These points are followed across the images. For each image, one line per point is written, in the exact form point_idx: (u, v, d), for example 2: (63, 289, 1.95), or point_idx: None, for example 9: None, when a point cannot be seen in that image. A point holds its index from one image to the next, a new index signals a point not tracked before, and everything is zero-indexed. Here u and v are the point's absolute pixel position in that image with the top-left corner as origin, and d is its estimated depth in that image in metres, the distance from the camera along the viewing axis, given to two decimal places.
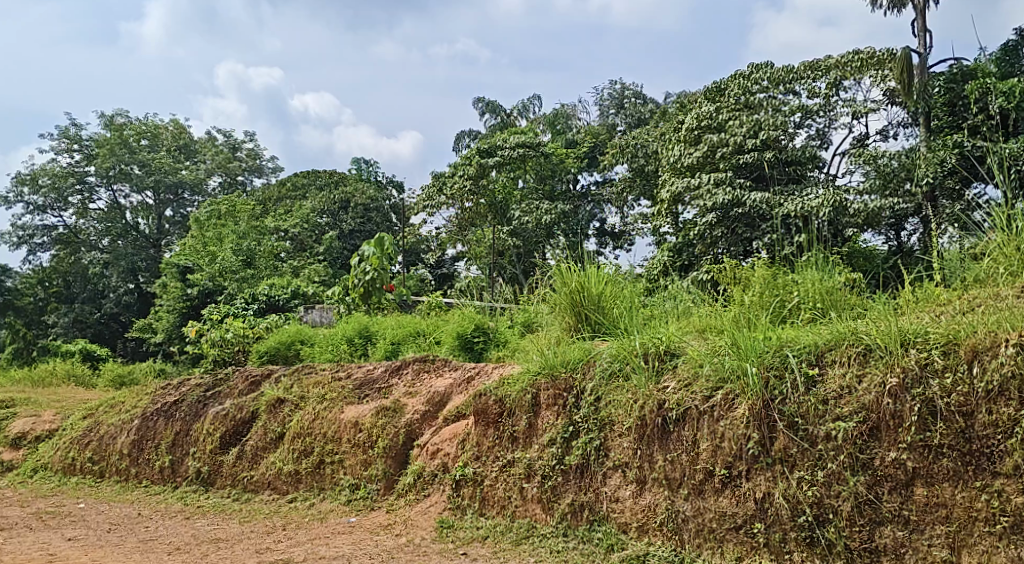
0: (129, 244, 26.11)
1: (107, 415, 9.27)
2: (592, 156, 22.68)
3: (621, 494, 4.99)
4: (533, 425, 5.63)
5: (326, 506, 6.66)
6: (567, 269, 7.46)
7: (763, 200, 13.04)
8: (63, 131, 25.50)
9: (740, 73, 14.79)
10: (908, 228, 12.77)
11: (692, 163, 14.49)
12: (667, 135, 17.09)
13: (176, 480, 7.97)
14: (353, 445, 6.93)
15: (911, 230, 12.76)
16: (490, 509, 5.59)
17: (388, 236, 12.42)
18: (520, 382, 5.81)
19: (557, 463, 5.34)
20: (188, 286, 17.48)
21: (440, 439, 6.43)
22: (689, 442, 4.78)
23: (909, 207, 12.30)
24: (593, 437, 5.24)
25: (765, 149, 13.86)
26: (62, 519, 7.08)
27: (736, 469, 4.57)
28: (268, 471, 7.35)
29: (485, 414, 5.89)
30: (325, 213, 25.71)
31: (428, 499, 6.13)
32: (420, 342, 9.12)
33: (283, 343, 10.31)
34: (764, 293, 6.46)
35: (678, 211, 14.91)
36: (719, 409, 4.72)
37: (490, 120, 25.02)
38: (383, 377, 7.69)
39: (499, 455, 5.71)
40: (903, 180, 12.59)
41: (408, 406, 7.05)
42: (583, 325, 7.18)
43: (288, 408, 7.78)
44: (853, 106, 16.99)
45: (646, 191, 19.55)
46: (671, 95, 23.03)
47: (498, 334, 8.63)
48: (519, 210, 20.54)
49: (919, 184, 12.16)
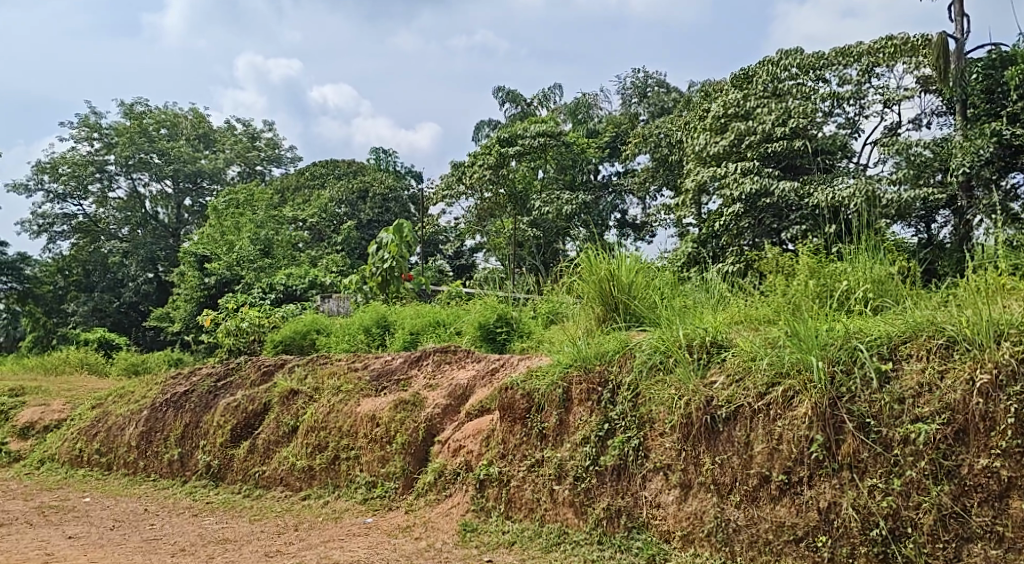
0: (149, 233, 25.88)
1: (116, 405, 8.93)
2: (613, 146, 22.25)
3: (663, 499, 4.53)
4: (564, 422, 5.19)
5: (341, 505, 6.25)
6: (595, 256, 7.03)
7: (792, 189, 12.49)
8: (82, 119, 25.30)
9: (768, 59, 14.22)
10: (939, 221, 12.10)
11: (718, 153, 13.90)
12: (692, 124, 16.54)
13: (185, 474, 7.60)
14: (370, 440, 6.53)
15: (942, 222, 12.13)
16: (517, 512, 5.16)
17: (406, 223, 11.89)
18: (551, 374, 5.37)
19: (591, 464, 4.88)
20: (205, 274, 17.17)
21: (463, 436, 5.99)
22: (741, 444, 4.32)
23: (943, 198, 11.56)
24: (632, 436, 4.78)
25: (794, 138, 13.28)
26: (64, 515, 6.72)
27: (796, 475, 4.10)
28: (280, 466, 6.95)
29: (512, 410, 5.45)
30: (343, 203, 25.05)
31: (450, 499, 5.70)
32: (440, 332, 8.67)
33: (299, 332, 9.92)
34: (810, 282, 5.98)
35: (703, 201, 14.39)
36: (776, 407, 4.25)
37: (510, 109, 24.55)
38: (402, 367, 7.27)
39: (527, 454, 5.27)
40: (936, 170, 11.97)
41: (429, 399, 6.63)
42: (613, 315, 6.72)
43: (302, 400, 7.38)
44: (885, 93, 16.35)
45: (669, 181, 19.15)
46: (695, 84, 22.46)
47: (521, 325, 8.20)
48: (539, 200, 20.19)
49: (955, 173, 11.52)
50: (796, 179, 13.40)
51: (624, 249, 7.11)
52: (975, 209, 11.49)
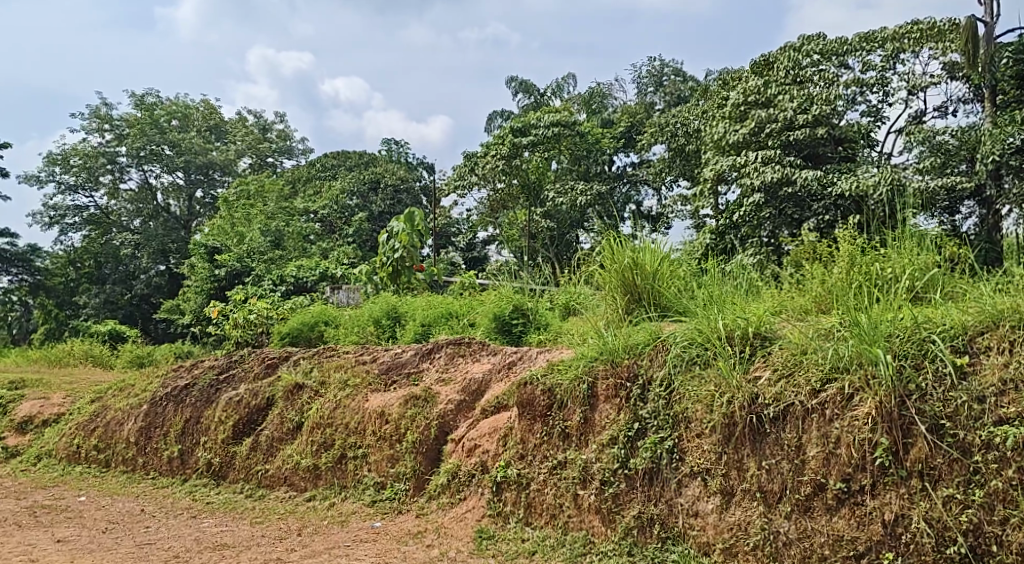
0: (160, 225, 25.54)
1: (115, 399, 8.53)
2: (629, 136, 21.63)
3: (702, 508, 4.08)
4: (589, 420, 4.75)
5: (347, 507, 5.84)
6: (616, 244, 6.57)
7: (814, 178, 11.96)
8: (93, 110, 24.92)
9: (790, 44, 13.63)
10: (963, 212, 11.55)
11: (737, 141, 13.31)
12: (711, 112, 16.02)
13: (184, 473, 7.21)
14: (378, 438, 6.11)
15: (966, 213, 11.52)
16: (537, 519, 4.75)
17: (418, 212, 11.44)
18: (575, 369, 4.92)
19: (620, 467, 4.44)
20: (215, 266, 16.74)
21: (478, 434, 5.57)
22: (792, 447, 3.86)
23: (971, 187, 10.98)
24: (666, 437, 4.33)
25: (817, 126, 12.73)
26: (56, 516, 6.34)
27: (857, 484, 3.66)
28: (284, 465, 6.55)
29: (532, 406, 5.01)
30: (355, 194, 24.53)
31: (464, 502, 5.29)
32: (453, 324, 8.23)
33: (306, 324, 9.51)
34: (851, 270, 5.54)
35: (721, 192, 13.80)
36: (833, 407, 3.79)
37: (524, 100, 24.06)
38: (413, 360, 6.84)
39: (548, 455, 4.85)
40: (964, 159, 11.44)
41: (441, 394, 6.20)
42: (636, 305, 6.28)
43: (307, 394, 6.97)
44: (910, 79, 15.77)
45: (686, 171, 18.57)
46: (712, 72, 21.90)
47: (539, 316, 7.78)
48: (553, 191, 19.70)
49: (983, 161, 10.93)
50: (819, 169, 12.87)
51: (646, 236, 6.66)
52: (1004, 200, 10.92)
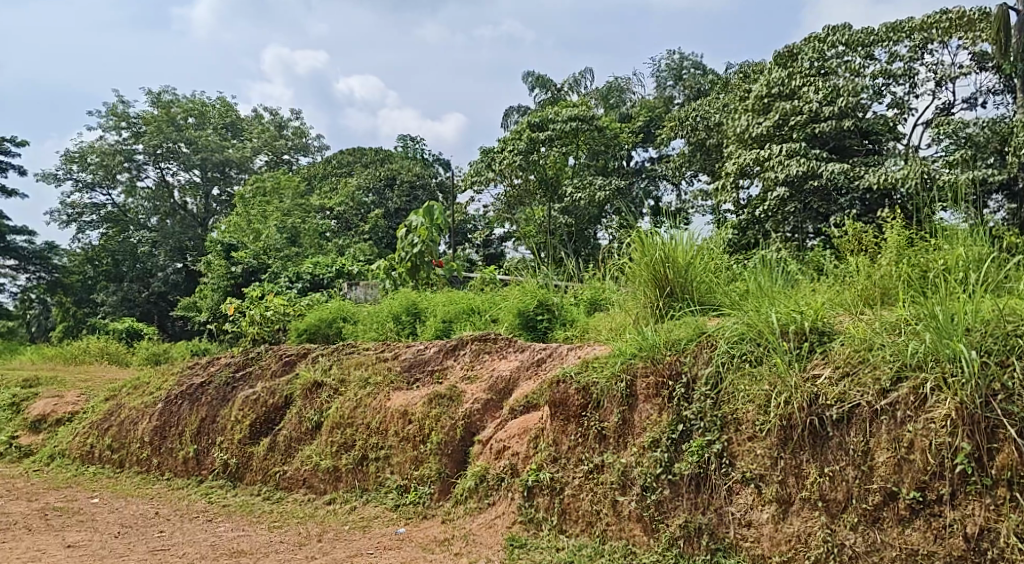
0: (177, 223, 25.21)
1: (130, 397, 8.28)
2: (647, 131, 21.24)
3: (756, 517, 3.77)
4: (628, 421, 4.44)
5: (369, 511, 5.57)
6: (646, 235, 6.22)
7: (841, 171, 11.61)
8: (110, 108, 24.78)
9: (814, 35, 13.17)
10: (994, 206, 11.17)
11: (760, 134, 12.84)
12: (733, 105, 15.62)
13: (201, 473, 6.97)
14: (401, 439, 5.84)
15: (996, 207, 11.15)
16: (573, 526, 4.45)
17: (437, 206, 11.25)
18: (611, 366, 4.61)
19: (663, 472, 4.12)
20: (232, 263, 16.49)
21: (507, 435, 5.27)
22: (859, 452, 3.58)
23: (1003, 180, 10.56)
24: (714, 439, 4.01)
25: (843, 118, 12.31)
26: (67, 519, 6.10)
27: (934, 492, 3.40)
28: (303, 466, 6.28)
29: (565, 406, 4.70)
30: (371, 192, 24.42)
31: (493, 508, 5.00)
32: (476, 320, 7.93)
33: (324, 320, 9.23)
34: (900, 263, 5.24)
35: (743, 185, 13.26)
36: (906, 408, 3.52)
37: (540, 95, 23.71)
38: (437, 357, 6.54)
39: (584, 458, 4.54)
40: (995, 150, 11.06)
41: (467, 393, 5.91)
42: (668, 301, 5.96)
43: (326, 393, 6.69)
44: (939, 70, 15.30)
45: (707, 165, 18.11)
46: (733, 65, 21.47)
47: (564, 312, 7.47)
48: (570, 186, 19.10)
49: (1017, 153, 10.53)
50: (845, 162, 12.48)
51: (676, 226, 6.31)
52: None
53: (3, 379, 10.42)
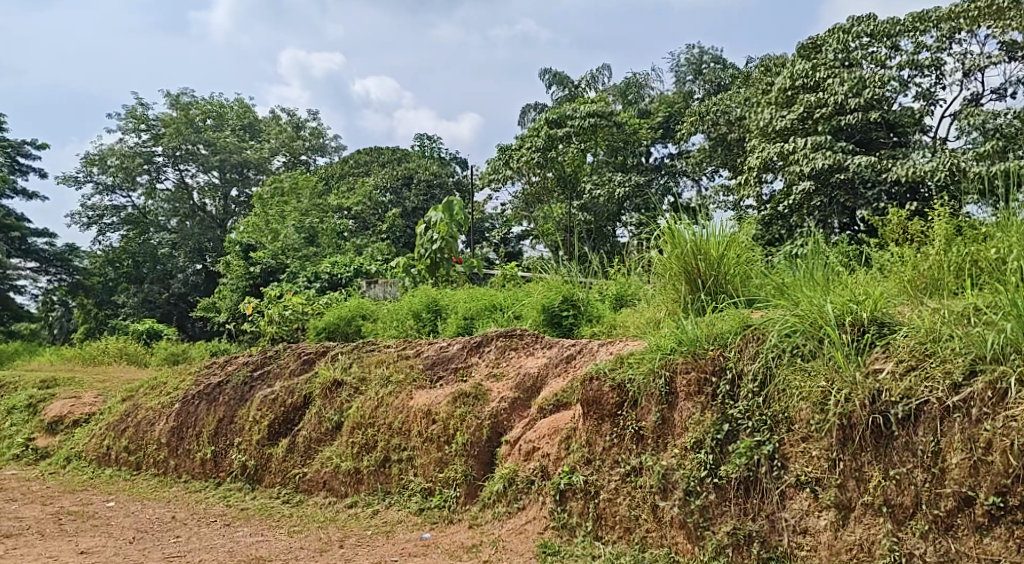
0: (197, 225, 24.84)
1: (147, 398, 8.09)
2: (667, 127, 20.86)
3: (812, 524, 3.52)
4: (668, 421, 4.16)
5: (392, 516, 5.33)
6: (677, 226, 5.92)
7: (868, 164, 11.19)
8: (130, 111, 24.76)
9: (838, 26, 12.78)
10: None
11: (784, 127, 12.44)
12: (755, 99, 15.28)
13: (218, 475, 6.76)
14: (425, 440, 5.59)
15: None
16: (609, 532, 4.19)
17: (457, 201, 11.02)
18: (648, 363, 4.34)
19: (708, 475, 3.85)
20: (251, 263, 16.35)
21: (536, 436, 5.00)
22: (928, 453, 3.32)
23: None
24: (764, 440, 3.75)
25: (870, 110, 11.90)
26: (82, 523, 5.91)
27: (1017, 498, 3.12)
28: (323, 468, 6.06)
29: (599, 405, 4.44)
30: (389, 191, 24.30)
31: (524, 512, 4.74)
32: (498, 317, 7.67)
33: (343, 319, 9.01)
34: (950, 251, 4.97)
35: (767, 180, 12.90)
36: (983, 405, 3.25)
37: (558, 91, 23.45)
38: (460, 354, 6.29)
39: (619, 460, 4.28)
40: None
41: (493, 392, 5.65)
42: (700, 294, 5.68)
43: (346, 392, 6.46)
44: (967, 60, 14.88)
45: (728, 160, 17.73)
46: (753, 59, 21.14)
47: (590, 307, 7.19)
48: (590, 183, 18.78)
49: None
50: (872, 155, 12.11)
51: (707, 216, 6.00)
52: None
53: (21, 380, 10.28)
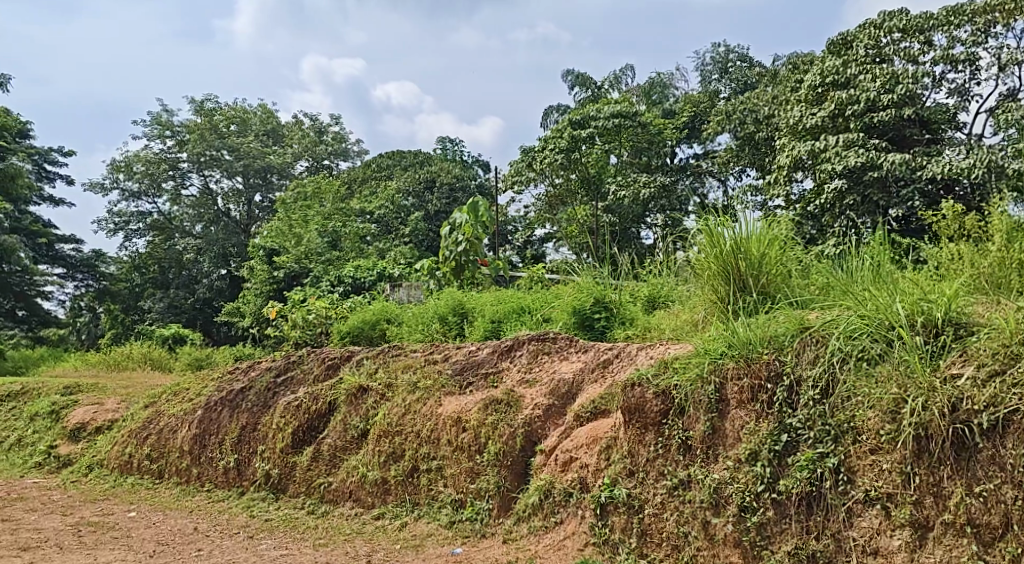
0: (220, 230, 24.76)
1: (170, 404, 7.90)
2: (692, 127, 20.40)
3: (885, 544, 3.30)
4: (719, 430, 3.88)
5: (422, 529, 5.08)
6: (715, 223, 5.58)
7: (902, 162, 10.74)
8: (155, 117, 24.80)
9: (868, 21, 12.29)
10: None
11: (814, 126, 12.05)
12: (785, 97, 14.81)
13: (242, 484, 6.55)
14: (455, 449, 5.33)
15: None
16: (655, 551, 3.90)
17: (482, 202, 10.76)
18: (694, 368, 4.06)
19: (765, 490, 3.60)
20: (275, 268, 16.17)
21: (572, 445, 4.72)
22: (1019, 468, 3.11)
23: None
24: (827, 453, 3.52)
25: (903, 106, 11.47)
26: (102, 535, 5.71)
27: None
28: (349, 478, 5.82)
29: (641, 413, 4.15)
30: (411, 194, 24.10)
31: (562, 527, 4.46)
32: (528, 320, 7.39)
33: (368, 322, 8.78)
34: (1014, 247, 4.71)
35: (797, 179, 12.47)
36: None
37: (580, 92, 23.16)
38: (490, 359, 6.03)
39: (665, 472, 4.00)
40: None
41: (526, 399, 5.39)
42: (740, 294, 5.38)
43: (372, 399, 6.21)
44: (1005, 54, 14.32)
45: (756, 160, 17.26)
46: (780, 58, 20.71)
47: (623, 309, 6.89)
48: (615, 184, 18.41)
49: None
50: (905, 152, 11.65)
51: (742, 212, 5.65)
52: None
53: (45, 386, 10.14)
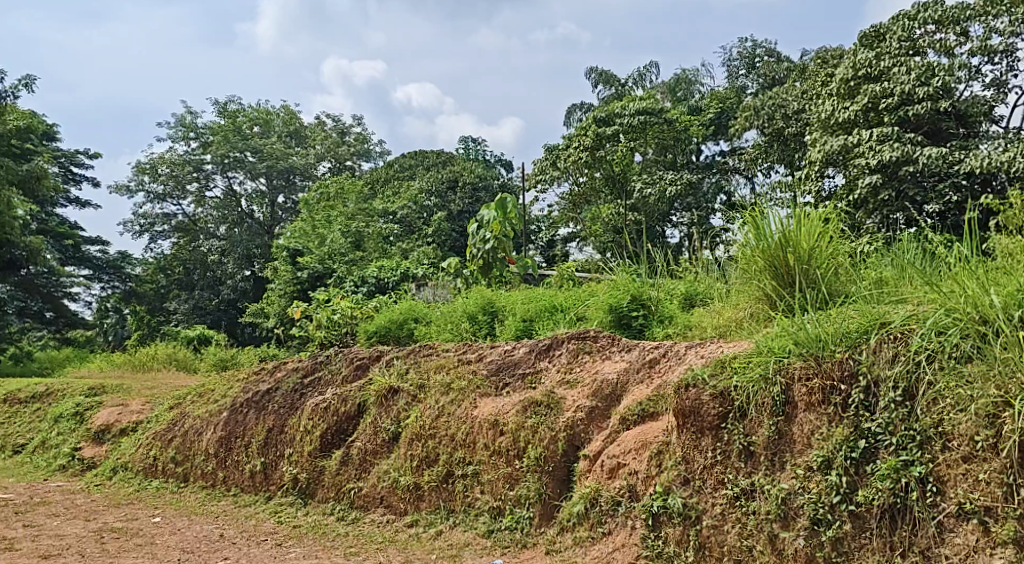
0: (244, 231, 24.65)
1: (195, 406, 7.70)
2: (719, 123, 19.97)
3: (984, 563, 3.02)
4: (786, 436, 3.61)
5: (458, 538, 4.79)
6: (761, 214, 5.24)
7: (939, 156, 10.33)
8: (179, 119, 24.79)
9: (902, 12, 11.83)
10: None
11: (846, 120, 11.60)
12: (816, 92, 14.34)
13: (268, 489, 6.30)
14: (492, 453, 5.05)
15: None
16: None
17: (510, 199, 10.45)
18: (756, 368, 3.78)
19: (841, 501, 3.34)
20: (298, 269, 15.93)
21: (620, 450, 4.42)
22: None
23: None
24: (912, 461, 3.26)
25: (939, 98, 11.00)
26: (126, 542, 5.47)
27: None
28: (381, 482, 5.55)
29: (697, 416, 3.85)
30: (433, 194, 23.65)
31: (609, 538, 4.16)
32: (561, 319, 7.04)
33: (395, 322, 8.54)
34: None
35: (829, 175, 12.04)
36: None
37: (604, 90, 22.82)
38: (527, 359, 5.75)
39: (725, 480, 3.70)
40: None
41: (567, 400, 5.11)
42: (789, 290, 5.06)
43: (404, 400, 5.95)
44: None
45: (784, 156, 16.77)
46: (808, 52, 20.24)
47: (662, 306, 6.53)
48: (640, 183, 18.04)
49: None
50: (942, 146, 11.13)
51: (778, 202, 5.30)
52: None
53: (69, 387, 9.98)
